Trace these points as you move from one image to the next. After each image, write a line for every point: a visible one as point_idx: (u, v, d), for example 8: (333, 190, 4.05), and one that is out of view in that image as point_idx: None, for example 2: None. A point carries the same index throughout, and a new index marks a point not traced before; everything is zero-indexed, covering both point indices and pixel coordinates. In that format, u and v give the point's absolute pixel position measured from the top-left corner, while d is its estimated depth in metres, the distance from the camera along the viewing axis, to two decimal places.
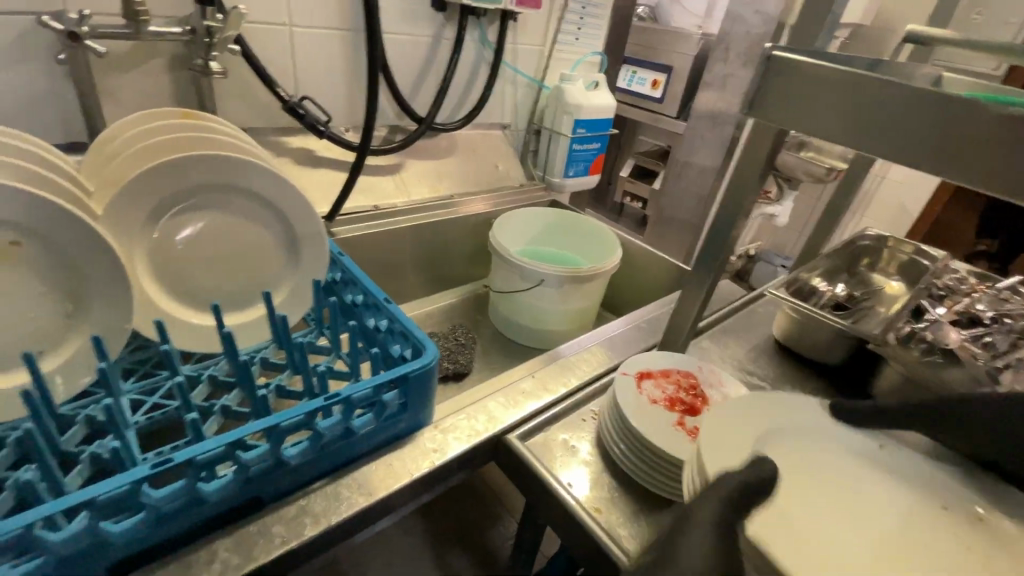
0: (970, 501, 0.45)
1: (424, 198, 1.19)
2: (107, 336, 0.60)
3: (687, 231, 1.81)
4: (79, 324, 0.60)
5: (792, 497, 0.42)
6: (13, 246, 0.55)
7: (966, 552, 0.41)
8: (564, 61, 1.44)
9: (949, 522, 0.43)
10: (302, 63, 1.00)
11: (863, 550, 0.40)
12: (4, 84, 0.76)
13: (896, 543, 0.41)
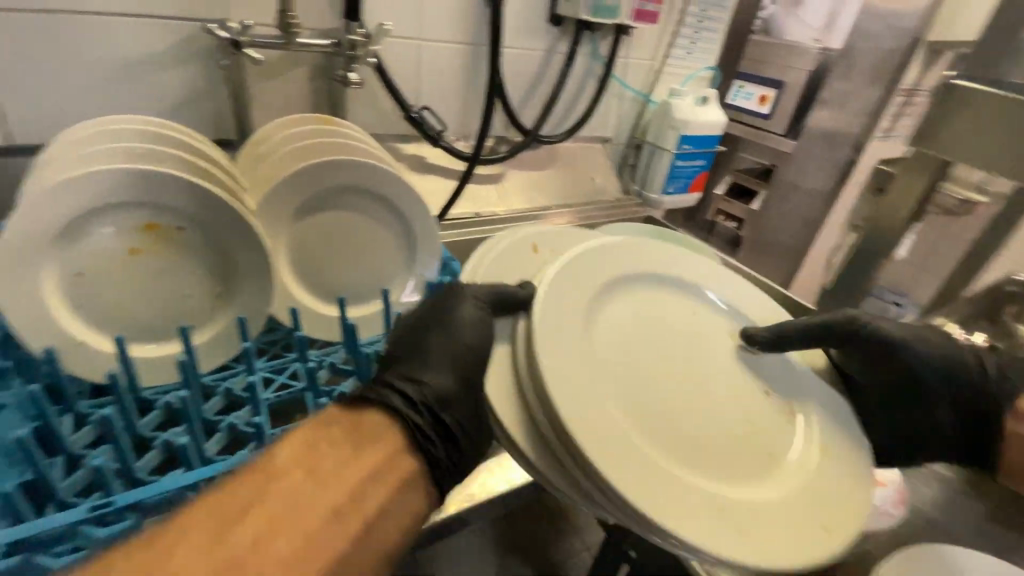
0: (794, 408, 0.67)
1: (523, 207, 1.21)
2: (248, 318, 0.67)
3: (791, 258, 1.69)
4: (225, 305, 0.67)
5: (587, 319, 0.64)
6: (178, 231, 0.63)
7: (687, 400, 0.63)
8: (674, 76, 1.40)
9: (745, 396, 0.66)
10: (423, 74, 1.05)
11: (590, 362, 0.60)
12: (168, 84, 0.85)
13: (654, 368, 0.63)
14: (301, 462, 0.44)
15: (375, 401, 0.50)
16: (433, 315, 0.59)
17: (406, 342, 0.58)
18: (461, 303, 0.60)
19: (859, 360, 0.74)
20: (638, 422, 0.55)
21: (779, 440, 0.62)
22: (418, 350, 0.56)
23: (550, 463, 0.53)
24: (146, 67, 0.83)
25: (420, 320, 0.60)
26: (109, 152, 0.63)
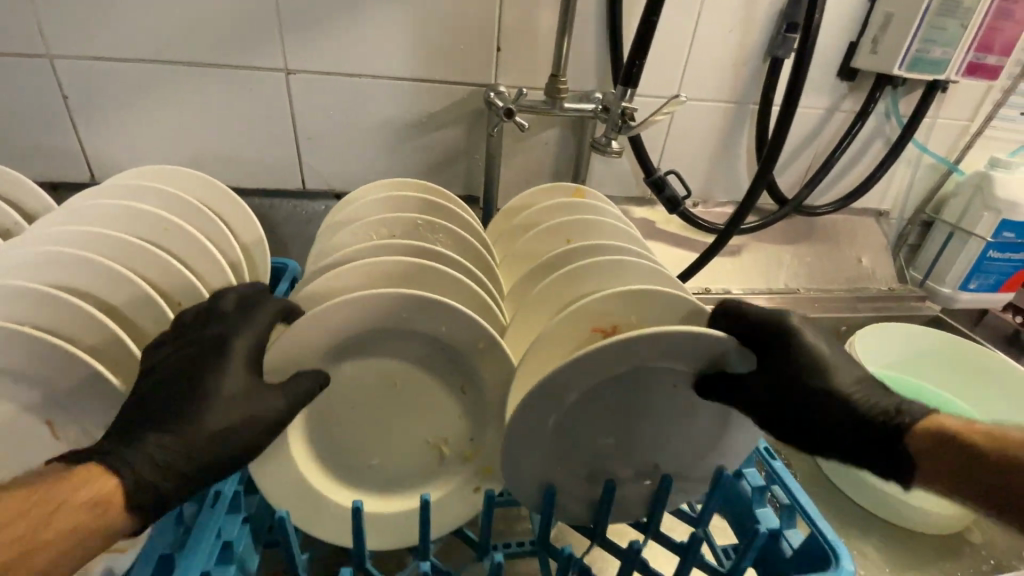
0: (615, 395, 0.51)
1: (771, 289, 1.03)
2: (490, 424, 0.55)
3: None
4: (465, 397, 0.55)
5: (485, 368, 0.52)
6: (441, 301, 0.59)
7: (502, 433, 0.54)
8: (998, 143, 1.07)
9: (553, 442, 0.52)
10: (674, 135, 0.95)
11: (415, 414, 0.52)
12: (438, 142, 0.90)
13: (422, 400, 0.52)
14: (90, 503, 0.37)
15: (142, 487, 0.39)
16: (215, 385, 0.43)
17: (230, 446, 0.43)
18: (237, 404, 0.44)
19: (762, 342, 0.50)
20: (362, 424, 0.52)
21: (634, 468, 0.56)
22: (176, 409, 0.42)
23: (389, 492, 0.53)
24: (421, 125, 0.88)
25: (194, 361, 0.45)
26: (389, 220, 0.63)
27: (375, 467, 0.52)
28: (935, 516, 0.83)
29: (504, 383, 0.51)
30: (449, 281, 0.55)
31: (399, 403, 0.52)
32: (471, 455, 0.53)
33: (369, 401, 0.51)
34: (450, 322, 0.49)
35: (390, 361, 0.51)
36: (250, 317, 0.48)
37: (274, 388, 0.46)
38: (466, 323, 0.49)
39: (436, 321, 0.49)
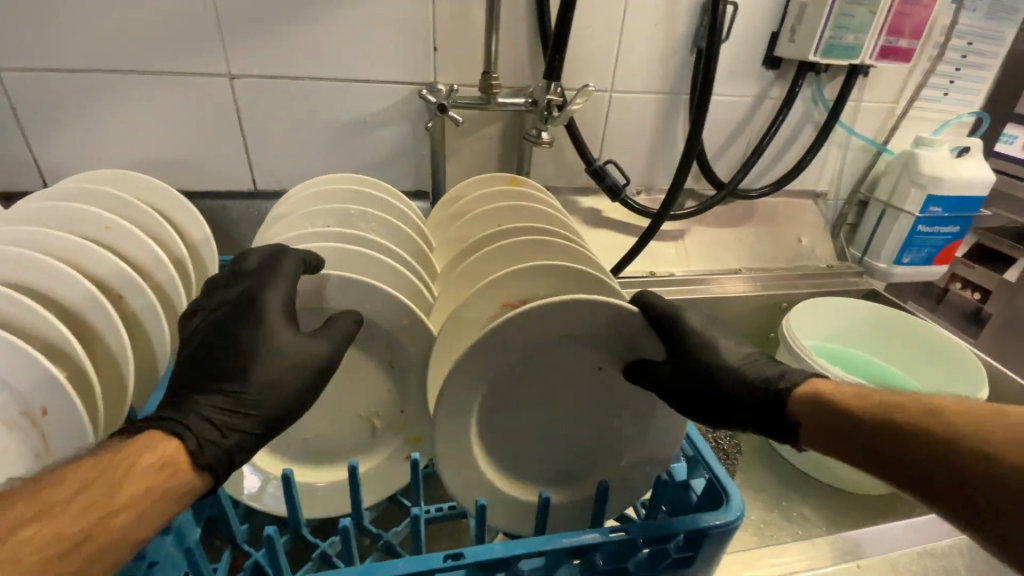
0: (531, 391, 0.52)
1: (710, 270, 1.08)
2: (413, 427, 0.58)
3: None
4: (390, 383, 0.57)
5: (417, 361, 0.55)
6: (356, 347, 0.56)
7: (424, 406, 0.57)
8: (922, 122, 1.13)
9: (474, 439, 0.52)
10: (611, 125, 0.99)
11: (340, 393, 0.56)
12: (382, 140, 0.93)
13: (348, 376, 0.56)
14: (161, 464, 0.40)
15: (204, 446, 0.42)
16: (263, 344, 0.47)
17: (283, 393, 0.47)
18: (283, 354, 0.47)
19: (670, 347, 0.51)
20: None
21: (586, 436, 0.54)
22: (233, 371, 0.46)
23: (316, 461, 0.57)
24: (367, 125, 0.91)
25: (234, 321, 0.48)
26: (322, 212, 0.66)
27: (310, 442, 0.56)
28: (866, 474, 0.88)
29: (425, 355, 0.54)
30: (374, 264, 0.58)
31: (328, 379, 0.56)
32: (401, 425, 0.57)
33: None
34: (369, 299, 0.53)
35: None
36: (275, 273, 0.50)
37: (319, 334, 0.49)
38: (386, 300, 0.53)
39: (358, 300, 0.53)
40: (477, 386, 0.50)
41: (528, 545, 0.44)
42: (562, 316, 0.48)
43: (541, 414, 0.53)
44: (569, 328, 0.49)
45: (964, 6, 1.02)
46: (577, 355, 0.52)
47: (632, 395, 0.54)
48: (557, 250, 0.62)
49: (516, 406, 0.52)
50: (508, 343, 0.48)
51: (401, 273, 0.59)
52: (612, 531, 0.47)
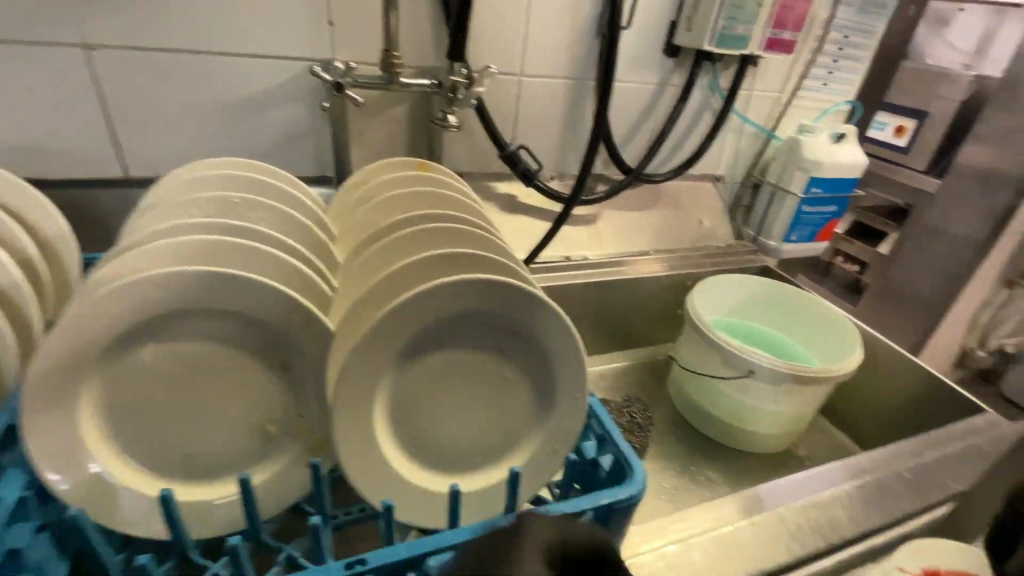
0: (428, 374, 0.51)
1: (620, 253, 1.11)
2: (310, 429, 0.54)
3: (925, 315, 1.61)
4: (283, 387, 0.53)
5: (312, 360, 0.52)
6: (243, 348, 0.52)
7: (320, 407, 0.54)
8: (804, 111, 1.23)
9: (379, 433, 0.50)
10: (522, 109, 0.99)
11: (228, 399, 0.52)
12: (276, 121, 0.86)
13: (237, 380, 0.52)
14: None
15: None
16: None
17: None
18: None
19: (555, 324, 0.51)
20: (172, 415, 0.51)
21: (489, 420, 0.54)
22: None
23: (202, 474, 0.53)
24: (258, 105, 0.84)
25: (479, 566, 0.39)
26: (200, 201, 0.60)
27: (193, 454, 0.52)
28: (761, 434, 0.95)
29: (321, 354, 0.51)
30: (259, 257, 0.54)
31: (211, 385, 0.51)
32: (297, 428, 0.54)
33: (180, 389, 0.50)
34: (252, 297, 0.49)
35: (201, 342, 0.50)
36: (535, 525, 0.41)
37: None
38: (273, 296, 0.49)
39: (241, 297, 0.49)
40: (375, 382, 0.48)
41: (434, 542, 0.43)
42: (456, 297, 0.49)
43: (447, 402, 0.52)
44: (467, 309, 0.50)
45: (839, 1, 1.11)
46: (472, 337, 0.52)
47: (533, 374, 0.54)
48: (462, 236, 0.60)
49: (419, 395, 0.51)
50: (406, 328, 0.48)
51: (291, 266, 0.55)
52: None
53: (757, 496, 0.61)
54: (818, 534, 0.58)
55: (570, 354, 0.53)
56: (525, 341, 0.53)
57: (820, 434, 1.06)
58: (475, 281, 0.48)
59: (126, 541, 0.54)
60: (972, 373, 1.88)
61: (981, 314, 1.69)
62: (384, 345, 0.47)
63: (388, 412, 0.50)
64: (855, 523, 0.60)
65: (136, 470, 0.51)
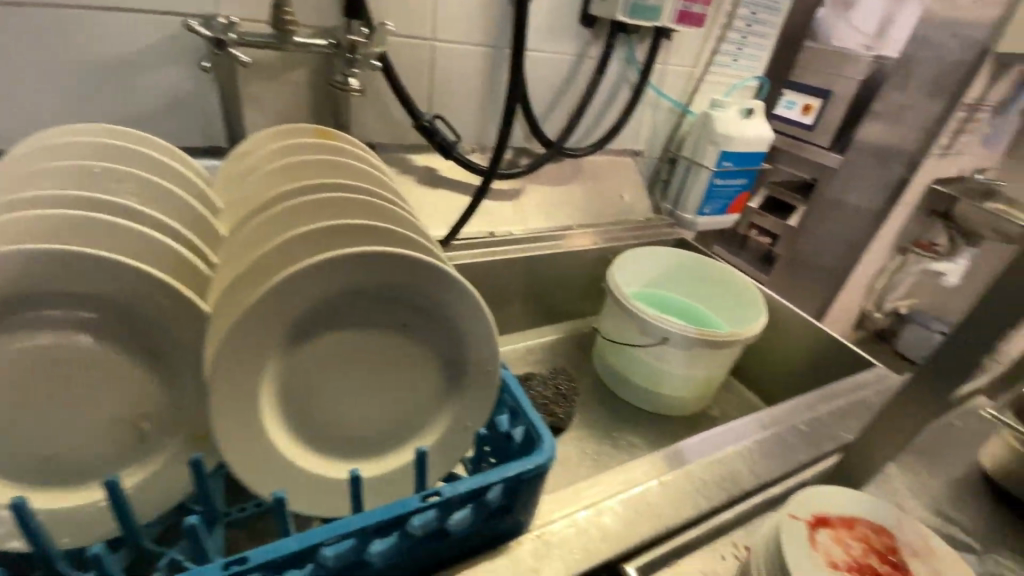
0: (320, 356, 0.48)
1: (543, 227, 1.11)
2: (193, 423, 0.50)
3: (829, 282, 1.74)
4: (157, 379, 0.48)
5: (188, 346, 0.47)
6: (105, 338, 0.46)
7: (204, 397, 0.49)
8: (716, 86, 1.27)
9: (268, 420, 0.46)
10: (435, 78, 0.94)
11: (91, 394, 0.46)
12: (153, 85, 0.77)
13: (101, 372, 0.46)
14: None
15: None
16: None
17: None
18: None
19: (455, 298, 0.49)
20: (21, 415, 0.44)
21: (392, 401, 0.51)
22: None
23: (66, 477, 0.47)
24: (128, 66, 0.74)
25: None
26: (48, 171, 0.53)
27: (51, 457, 0.46)
28: (676, 398, 0.99)
29: (199, 340, 0.47)
30: (120, 234, 0.48)
31: (67, 380, 0.45)
32: (177, 424, 0.49)
33: (28, 387, 0.44)
34: (110, 278, 0.43)
35: (49, 333, 0.44)
36: None
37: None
38: (135, 278, 0.44)
39: (96, 279, 0.43)
40: (259, 367, 0.44)
41: (329, 531, 0.40)
42: (348, 271, 0.45)
43: (347, 383, 0.49)
44: (362, 283, 0.47)
45: None
46: (368, 315, 0.49)
47: (440, 351, 0.52)
48: (360, 208, 0.57)
49: (313, 379, 0.48)
50: (292, 306, 0.44)
51: (161, 243, 0.49)
52: (425, 496, 0.44)
53: (678, 450, 0.64)
54: (720, 488, 0.61)
55: (473, 328, 0.51)
56: (426, 317, 0.50)
57: (733, 396, 1.12)
58: (363, 255, 0.45)
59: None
60: (870, 332, 2.06)
61: (876, 279, 1.85)
62: (266, 327, 0.44)
63: (277, 398, 0.47)
64: (755, 475, 0.63)
65: None
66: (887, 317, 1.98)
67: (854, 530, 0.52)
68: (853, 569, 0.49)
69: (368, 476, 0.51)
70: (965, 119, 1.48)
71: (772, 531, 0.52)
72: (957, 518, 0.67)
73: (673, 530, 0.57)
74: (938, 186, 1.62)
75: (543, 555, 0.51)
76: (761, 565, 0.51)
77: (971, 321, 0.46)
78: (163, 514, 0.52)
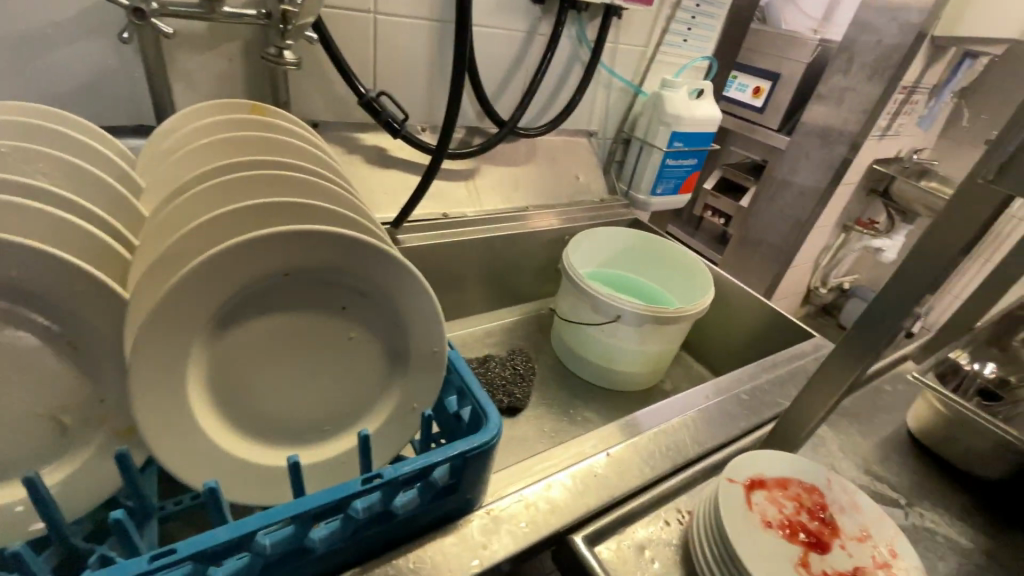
0: (253, 339, 0.46)
1: (497, 208, 1.10)
2: (120, 415, 0.47)
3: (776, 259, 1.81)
4: (75, 371, 0.45)
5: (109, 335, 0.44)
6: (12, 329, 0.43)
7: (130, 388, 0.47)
8: (667, 65, 1.28)
9: (197, 408, 0.44)
10: (381, 53, 0.91)
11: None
12: (65, 57, 0.71)
13: (9, 367, 0.43)
14: None
15: None
16: None
17: None
18: None
19: (394, 276, 0.48)
20: None
21: (333, 383, 0.50)
22: None
23: None
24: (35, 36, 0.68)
25: None
26: None
27: None
28: (630, 374, 1.01)
29: (122, 326, 0.44)
30: (28, 217, 0.44)
31: None
32: (104, 415, 0.47)
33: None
34: (13, 264, 0.40)
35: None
36: None
37: None
38: (43, 264, 0.41)
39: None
40: (185, 353, 0.42)
41: (263, 519, 0.39)
42: (280, 251, 0.44)
43: (284, 367, 0.48)
44: (294, 264, 0.45)
45: None
46: (304, 296, 0.47)
47: (384, 332, 0.51)
48: (294, 185, 0.55)
49: (246, 364, 0.46)
50: (218, 289, 0.42)
51: (75, 226, 0.46)
52: (367, 479, 0.43)
53: (633, 421, 0.67)
54: (666, 458, 0.63)
55: (415, 306, 0.50)
56: (365, 296, 0.49)
57: (685, 370, 1.15)
58: (291, 234, 0.43)
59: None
60: (816, 307, 2.16)
61: (820, 255, 1.94)
62: (191, 311, 0.41)
63: (207, 386, 0.45)
64: (699, 443, 0.66)
65: None
66: (831, 292, 2.08)
67: (787, 490, 0.55)
68: (785, 526, 0.52)
69: (312, 461, 0.50)
70: (902, 102, 1.55)
71: (711, 495, 0.54)
72: (884, 476, 0.72)
73: (621, 499, 0.58)
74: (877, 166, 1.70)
75: (492, 531, 0.51)
76: (702, 529, 0.53)
77: (894, 290, 0.49)
78: (92, 512, 0.50)
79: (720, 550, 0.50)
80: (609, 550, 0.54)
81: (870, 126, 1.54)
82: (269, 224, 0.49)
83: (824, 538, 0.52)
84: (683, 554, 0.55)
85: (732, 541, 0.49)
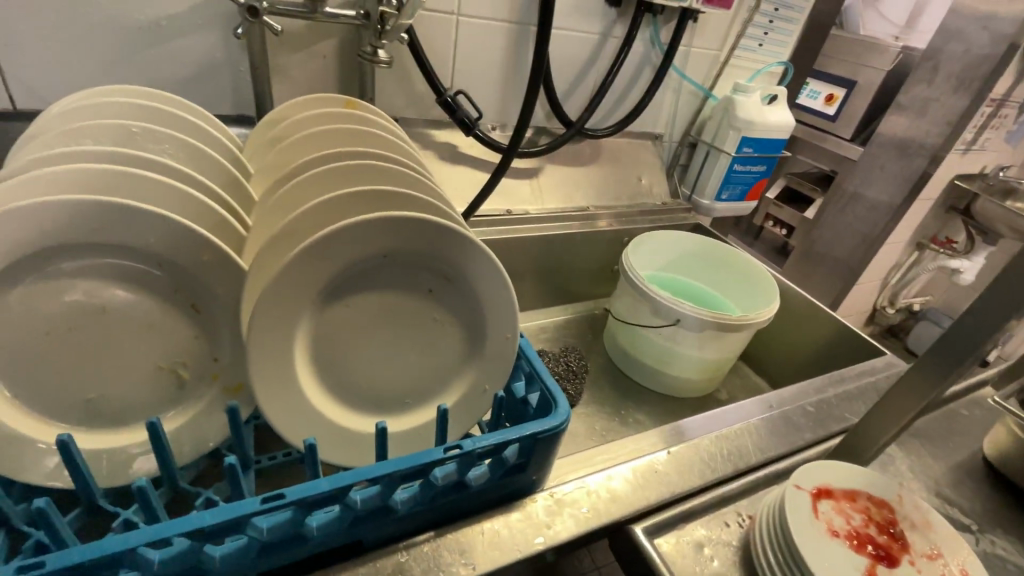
0: (349, 314, 0.50)
1: (559, 207, 1.12)
2: (227, 374, 0.53)
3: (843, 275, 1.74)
4: (194, 329, 0.51)
5: (227, 299, 0.50)
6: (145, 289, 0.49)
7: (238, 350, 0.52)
8: (739, 70, 1.26)
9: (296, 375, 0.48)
10: (460, 53, 0.95)
11: (131, 341, 0.49)
12: (186, 51, 0.79)
13: (143, 322, 0.49)
14: None
15: None
16: None
17: None
18: None
19: (477, 263, 0.51)
20: (69, 358, 0.47)
21: (414, 360, 0.53)
22: None
23: (106, 419, 0.50)
24: (163, 31, 0.76)
25: None
26: (92, 129, 0.55)
27: (96, 399, 0.49)
28: (685, 380, 1.01)
29: (236, 296, 0.49)
30: (164, 191, 0.50)
31: (111, 327, 0.48)
32: (213, 375, 0.52)
33: (75, 332, 0.47)
34: (153, 232, 0.46)
35: (98, 282, 0.47)
36: None
37: None
38: (177, 233, 0.46)
39: (142, 233, 0.46)
40: (292, 322, 0.47)
41: (357, 475, 0.42)
42: (380, 234, 0.47)
43: (375, 342, 0.52)
44: (389, 248, 0.49)
45: None
46: (396, 279, 0.51)
47: (464, 315, 0.54)
48: (387, 175, 0.59)
49: (343, 337, 0.50)
50: (324, 267, 0.46)
51: (200, 201, 0.51)
52: (447, 449, 0.46)
53: (679, 428, 0.66)
54: (728, 461, 0.63)
55: (494, 293, 0.52)
56: (449, 281, 0.52)
57: (742, 380, 1.13)
58: (391, 220, 0.47)
59: (27, 491, 0.51)
60: (881, 327, 2.06)
61: (891, 273, 1.84)
62: (302, 285, 0.46)
63: (309, 355, 0.49)
64: (761, 450, 0.65)
65: (36, 417, 0.48)
66: (899, 312, 1.97)
67: (856, 502, 0.54)
68: (852, 538, 0.51)
69: (393, 430, 0.54)
70: (991, 115, 1.46)
71: (778, 500, 0.54)
72: (954, 499, 0.69)
73: (680, 497, 0.59)
74: (960, 181, 1.60)
75: (555, 513, 0.54)
76: (764, 531, 0.53)
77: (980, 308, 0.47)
78: (197, 462, 0.55)
79: (784, 554, 0.50)
80: (668, 544, 0.55)
81: (953, 140, 1.45)
82: (366, 210, 0.53)
83: (893, 554, 0.51)
84: (742, 555, 0.55)
85: (797, 547, 0.49)
